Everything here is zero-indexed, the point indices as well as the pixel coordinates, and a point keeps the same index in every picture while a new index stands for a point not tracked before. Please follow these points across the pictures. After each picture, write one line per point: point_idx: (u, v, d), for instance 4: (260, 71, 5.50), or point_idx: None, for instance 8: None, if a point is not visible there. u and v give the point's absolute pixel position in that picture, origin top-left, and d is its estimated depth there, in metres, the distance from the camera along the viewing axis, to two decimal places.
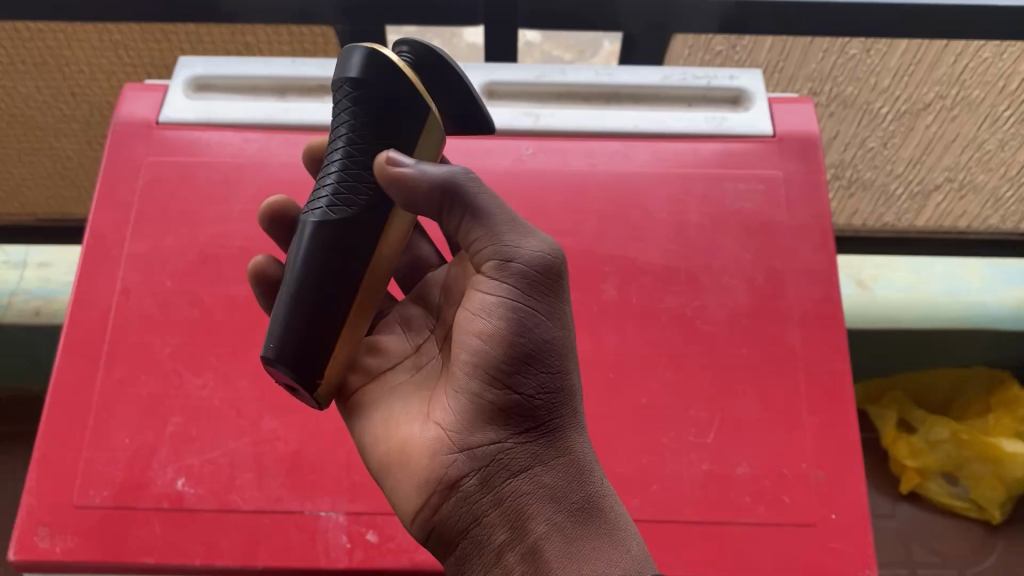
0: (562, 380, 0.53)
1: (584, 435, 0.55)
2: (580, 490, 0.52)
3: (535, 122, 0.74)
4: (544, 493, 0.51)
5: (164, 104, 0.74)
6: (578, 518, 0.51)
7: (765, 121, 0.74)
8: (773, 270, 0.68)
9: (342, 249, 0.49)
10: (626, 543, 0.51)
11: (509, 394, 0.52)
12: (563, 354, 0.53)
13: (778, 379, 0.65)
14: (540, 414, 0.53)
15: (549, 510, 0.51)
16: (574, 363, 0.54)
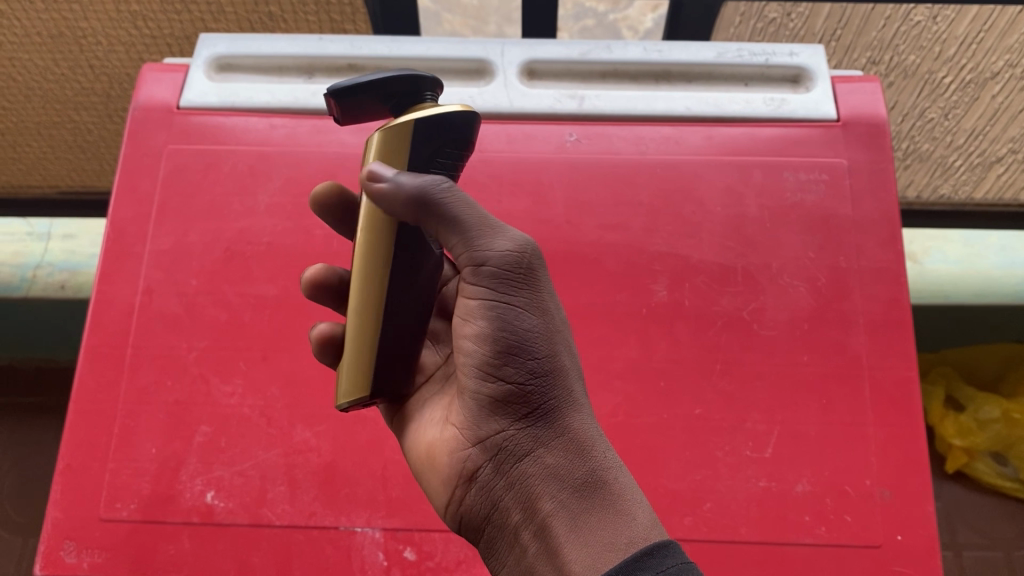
0: (551, 358, 0.47)
1: (589, 412, 0.49)
2: (581, 465, 0.46)
3: (580, 105, 0.69)
4: (545, 472, 0.46)
5: (185, 86, 0.70)
6: (584, 493, 0.45)
7: (829, 104, 0.68)
8: (837, 269, 0.64)
9: (407, 282, 0.48)
10: (634, 512, 0.44)
11: (497, 386, 0.47)
12: (546, 334, 0.48)
13: (840, 389, 0.61)
14: (533, 399, 0.47)
15: (552, 488, 0.45)
16: (562, 341, 0.49)
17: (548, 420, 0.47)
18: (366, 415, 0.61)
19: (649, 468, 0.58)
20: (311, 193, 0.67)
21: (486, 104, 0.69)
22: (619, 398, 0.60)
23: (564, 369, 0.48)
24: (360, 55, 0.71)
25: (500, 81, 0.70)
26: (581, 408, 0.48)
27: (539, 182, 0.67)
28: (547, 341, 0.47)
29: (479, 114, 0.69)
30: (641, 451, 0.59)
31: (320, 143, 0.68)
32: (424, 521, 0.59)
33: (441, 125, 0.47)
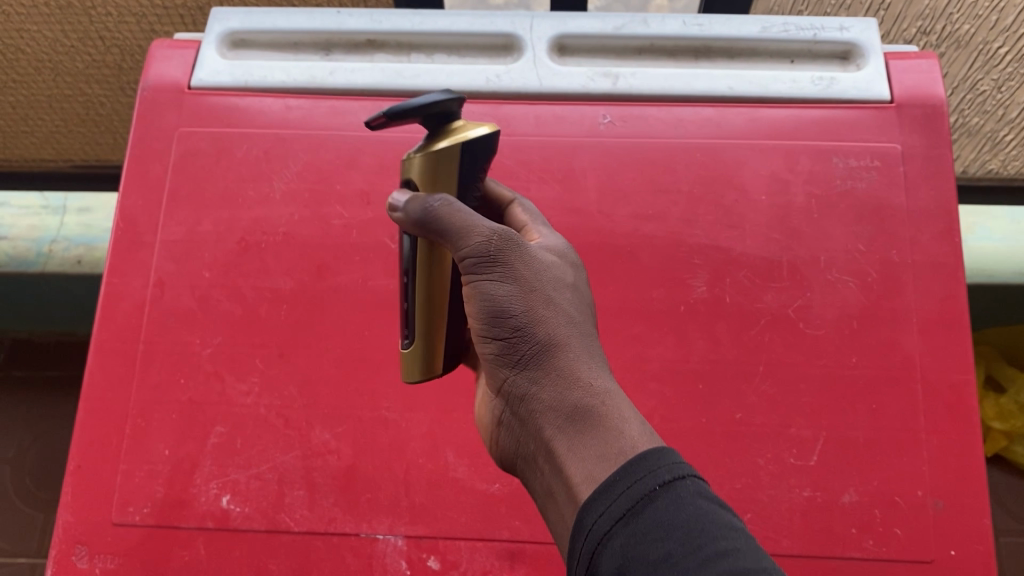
0: (529, 304, 0.43)
1: (590, 336, 0.44)
2: (571, 392, 0.42)
3: (614, 84, 0.65)
4: (544, 411, 0.42)
5: (197, 65, 0.66)
6: (577, 420, 0.41)
7: (882, 84, 0.64)
8: (889, 263, 0.59)
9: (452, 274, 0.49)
10: (623, 428, 0.40)
11: (492, 345, 0.45)
12: (522, 282, 0.44)
13: (892, 393, 0.57)
14: (518, 350, 0.43)
15: (550, 423, 0.42)
16: (544, 283, 0.44)
17: (535, 364, 0.43)
18: (387, 417, 0.58)
19: None
20: (329, 179, 0.63)
21: (512, 83, 0.65)
22: (655, 401, 0.57)
23: (549, 305, 0.44)
24: (381, 30, 0.67)
25: (529, 59, 0.66)
26: (574, 335, 0.43)
27: (570, 169, 0.63)
28: (524, 293, 0.44)
29: (507, 94, 0.65)
30: None
31: (338, 126, 0.64)
32: (449, 528, 0.55)
33: (472, 154, 0.46)
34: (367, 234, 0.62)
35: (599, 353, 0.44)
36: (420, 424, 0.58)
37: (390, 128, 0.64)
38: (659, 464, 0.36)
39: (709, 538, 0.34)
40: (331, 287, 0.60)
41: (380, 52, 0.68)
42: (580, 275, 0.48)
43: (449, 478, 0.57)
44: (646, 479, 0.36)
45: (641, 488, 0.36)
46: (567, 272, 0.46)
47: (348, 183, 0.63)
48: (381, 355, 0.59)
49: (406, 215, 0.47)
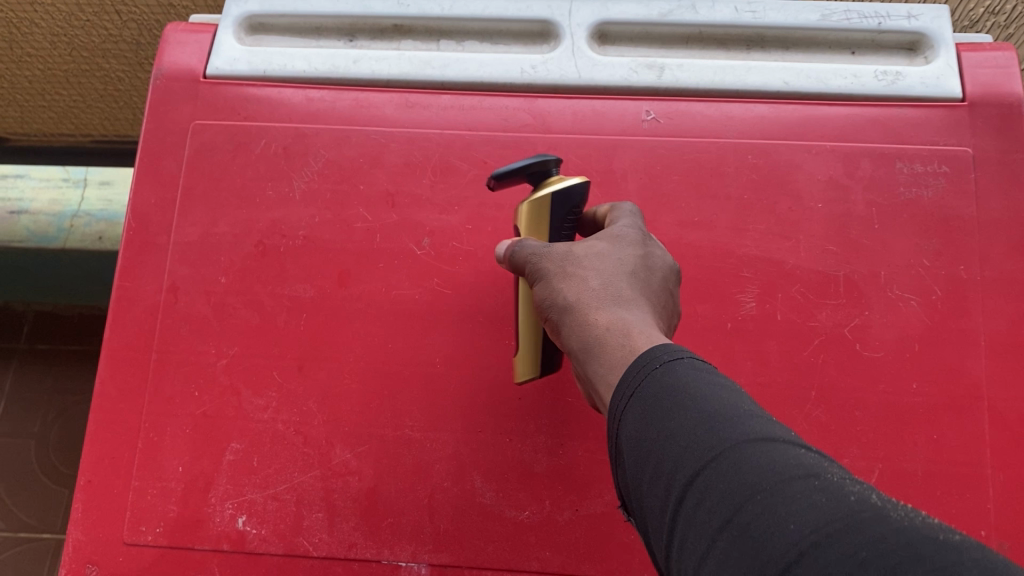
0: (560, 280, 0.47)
1: (614, 284, 0.46)
2: (587, 333, 0.44)
3: (658, 77, 0.60)
4: (582, 359, 0.45)
5: (213, 51, 0.62)
6: (600, 350, 0.43)
7: (954, 79, 0.58)
8: (956, 280, 0.55)
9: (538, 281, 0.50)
10: (633, 341, 0.41)
11: (551, 326, 0.48)
12: (546, 267, 0.48)
13: (956, 422, 0.52)
14: (561, 323, 0.47)
15: (587, 367, 0.44)
16: (575, 259, 0.47)
17: (569, 327, 0.46)
18: (411, 437, 0.54)
19: None
20: (352, 179, 0.59)
21: (549, 75, 0.60)
22: None
23: (572, 273, 0.47)
24: (407, 14, 0.63)
25: (566, 48, 0.61)
26: (592, 287, 0.46)
27: (611, 170, 0.58)
28: (547, 275, 0.48)
29: (544, 87, 0.60)
30: None
31: (362, 120, 0.60)
32: (475, 558, 0.52)
33: (560, 202, 0.50)
34: (392, 239, 0.58)
35: (627, 294, 0.45)
36: (445, 445, 0.54)
37: (418, 124, 0.60)
38: (656, 357, 0.39)
39: (695, 388, 0.36)
40: (353, 295, 0.57)
41: (407, 38, 0.64)
42: (629, 240, 0.49)
43: (476, 504, 0.53)
44: (639, 370, 0.39)
45: (645, 378, 0.38)
46: (603, 242, 0.48)
47: (372, 183, 0.59)
48: (405, 370, 0.55)
49: (502, 261, 0.52)
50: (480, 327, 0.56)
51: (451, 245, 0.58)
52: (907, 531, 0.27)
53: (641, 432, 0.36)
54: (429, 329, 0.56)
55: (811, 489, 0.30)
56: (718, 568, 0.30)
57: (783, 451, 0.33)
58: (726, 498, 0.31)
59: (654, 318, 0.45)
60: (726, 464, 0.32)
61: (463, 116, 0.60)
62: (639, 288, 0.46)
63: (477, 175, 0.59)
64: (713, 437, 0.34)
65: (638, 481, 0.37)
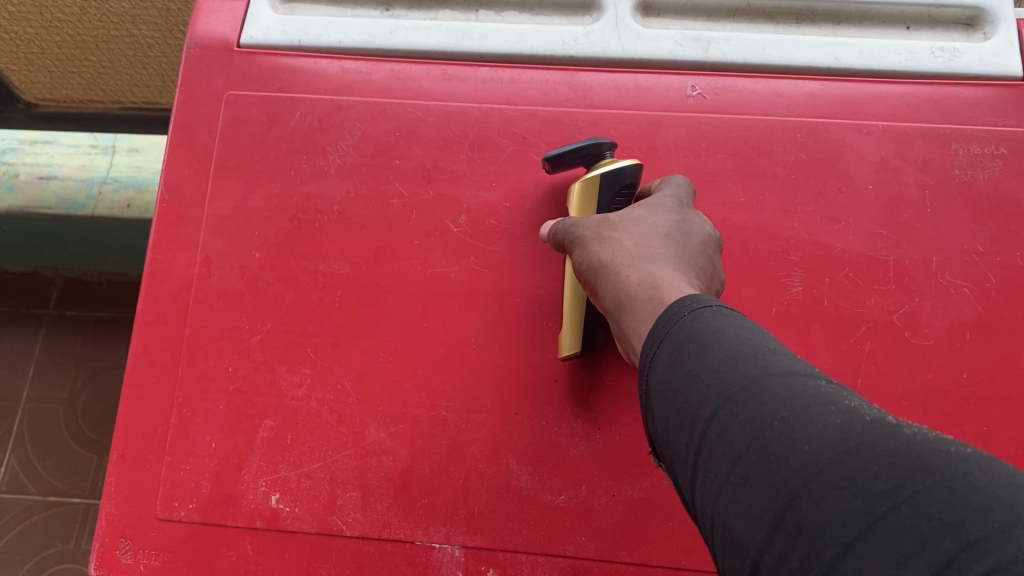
0: (593, 246, 0.48)
1: (646, 244, 0.47)
2: (617, 290, 0.45)
3: (705, 52, 0.58)
4: (613, 317, 0.46)
5: (246, 20, 0.61)
6: (628, 305, 0.44)
7: (1013, 56, 0.56)
8: (1012, 267, 0.53)
9: None
10: (661, 296, 0.42)
11: (587, 289, 0.49)
12: (581, 234, 0.50)
13: (1007, 414, 0.51)
14: (595, 285, 0.48)
15: (618, 324, 0.45)
16: (610, 228, 0.49)
17: (602, 287, 0.47)
18: (446, 417, 0.53)
19: None
20: (388, 153, 0.58)
21: (592, 48, 0.59)
22: None
23: (605, 239, 0.48)
24: None
25: (610, 20, 0.59)
26: (624, 249, 0.47)
27: (654, 148, 0.57)
28: (582, 240, 0.49)
29: (586, 60, 0.59)
30: None
31: (399, 93, 0.59)
32: (510, 540, 0.51)
33: (609, 183, 0.52)
34: (428, 216, 0.57)
35: (659, 253, 0.46)
36: (480, 427, 0.53)
37: (456, 98, 0.59)
38: (682, 306, 0.40)
39: (715, 326, 0.37)
40: (388, 272, 0.56)
41: (445, 8, 0.62)
42: (664, 207, 0.49)
43: (511, 486, 0.52)
44: (668, 318, 0.39)
45: (671, 324, 0.39)
46: (638, 210, 0.50)
47: (408, 157, 0.58)
48: (440, 350, 0.54)
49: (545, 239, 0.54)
50: (517, 306, 0.55)
51: (488, 223, 0.56)
52: (918, 444, 0.29)
53: (666, 371, 0.37)
54: (464, 308, 0.55)
55: (827, 412, 0.32)
56: (741, 492, 0.32)
57: (800, 379, 0.34)
58: (746, 424, 0.33)
59: (685, 274, 0.45)
60: (745, 394, 0.34)
61: (502, 89, 0.59)
62: (672, 248, 0.47)
63: (516, 152, 0.57)
64: (733, 369, 0.35)
65: (660, 418, 0.38)
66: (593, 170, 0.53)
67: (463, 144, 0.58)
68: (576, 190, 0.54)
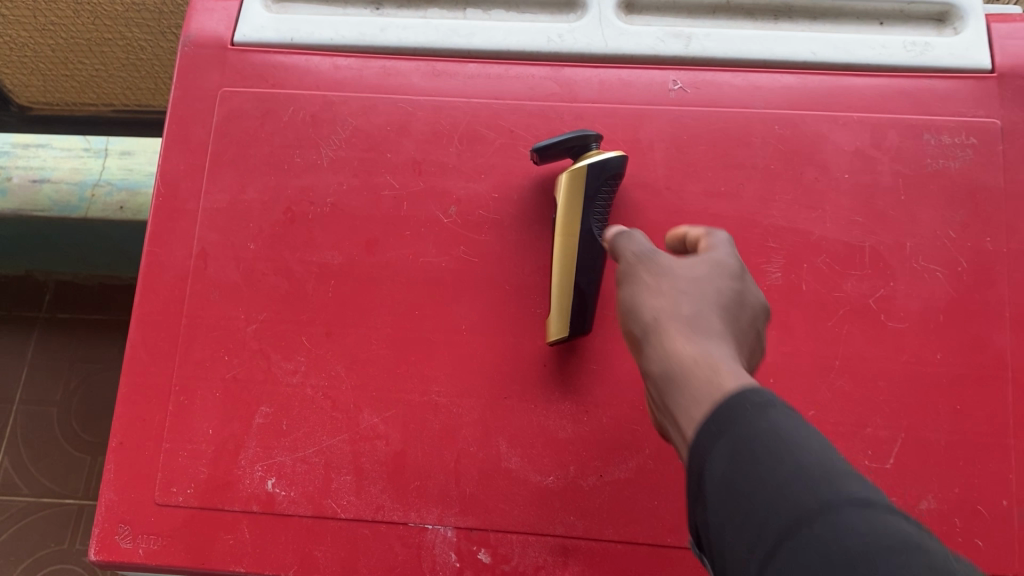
0: (651, 301, 0.46)
1: (704, 312, 0.44)
2: (668, 358, 0.43)
3: (686, 47, 0.60)
4: (658, 380, 0.43)
5: (240, 19, 0.62)
6: (681, 374, 0.41)
7: (983, 50, 0.58)
8: (983, 252, 0.55)
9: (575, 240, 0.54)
10: (722, 375, 0.40)
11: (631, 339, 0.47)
12: (640, 281, 0.47)
13: (979, 393, 0.53)
14: (644, 342, 0.45)
15: (665, 392, 0.42)
16: (671, 282, 0.46)
17: (651, 348, 0.44)
18: (438, 402, 0.55)
19: None
20: (380, 146, 0.59)
21: (576, 44, 0.60)
22: None
23: (663, 294, 0.46)
24: None
25: (593, 17, 0.61)
26: (681, 310, 0.44)
27: (638, 140, 0.58)
28: (641, 287, 0.47)
29: (571, 56, 0.60)
30: None
31: (388, 88, 0.61)
32: (502, 521, 0.53)
33: (595, 173, 0.54)
34: (419, 207, 0.58)
35: (716, 326, 0.43)
36: (472, 411, 0.55)
37: (445, 92, 0.60)
38: (754, 402, 0.37)
39: (791, 441, 0.35)
40: (381, 262, 0.57)
41: (434, 6, 0.64)
42: (725, 275, 0.47)
43: (502, 468, 0.54)
44: (731, 412, 0.37)
45: (741, 419, 0.36)
46: (700, 270, 0.47)
47: (399, 150, 0.59)
48: (431, 337, 0.56)
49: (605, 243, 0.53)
50: (507, 294, 0.57)
51: (477, 213, 0.58)
52: None
53: (727, 472, 0.35)
54: (455, 296, 0.57)
55: (914, 560, 0.29)
56: None
57: (886, 518, 0.31)
58: (823, 554, 0.31)
59: (738, 353, 0.43)
60: (824, 521, 0.31)
61: (490, 84, 0.60)
62: (730, 324, 0.44)
63: (504, 144, 0.59)
64: (813, 492, 0.33)
65: (713, 514, 0.35)
66: (580, 161, 0.55)
67: (453, 137, 0.59)
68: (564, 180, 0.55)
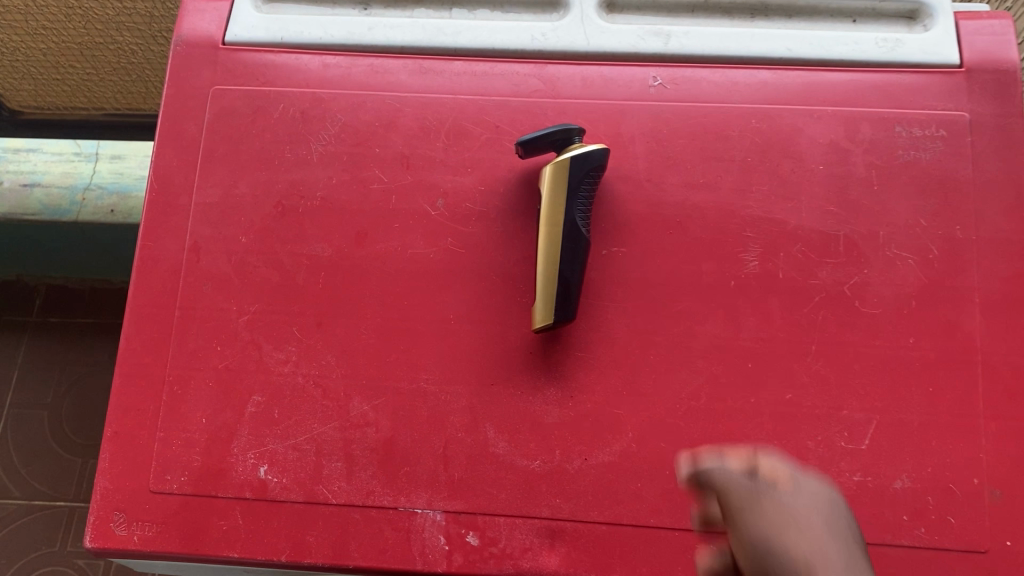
0: (782, 520, 0.37)
1: (846, 554, 0.37)
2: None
3: (665, 44, 0.62)
4: None
5: (231, 20, 0.64)
6: None
7: (951, 46, 0.60)
8: (953, 240, 0.57)
9: (562, 237, 0.55)
10: None
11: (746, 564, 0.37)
12: (760, 507, 0.39)
13: (950, 375, 0.55)
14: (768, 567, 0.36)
15: None
16: (796, 514, 0.38)
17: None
18: (427, 389, 0.56)
19: None
20: (368, 142, 0.61)
21: (559, 42, 0.62)
22: (702, 379, 0.56)
23: (794, 527, 0.38)
24: None
25: (576, 16, 0.63)
26: (817, 530, 0.37)
27: (619, 134, 0.60)
28: (761, 515, 0.38)
29: (554, 54, 0.62)
30: (723, 437, 0.54)
31: (376, 86, 0.62)
32: (489, 504, 0.54)
33: (578, 166, 0.56)
34: (406, 200, 0.60)
35: (859, 569, 0.37)
36: (459, 397, 0.56)
37: (432, 89, 0.62)
38: None
39: None
40: (369, 253, 0.59)
41: (421, 6, 0.65)
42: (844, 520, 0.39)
43: (489, 453, 0.55)
44: None
45: None
46: (827, 502, 0.39)
47: (387, 145, 0.61)
48: (420, 326, 0.57)
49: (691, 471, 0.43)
50: (493, 283, 0.58)
51: (464, 206, 0.60)
52: None
53: None
54: (443, 286, 0.58)
55: None
56: None
57: None
58: None
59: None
60: None
61: (475, 81, 0.62)
62: (866, 556, 0.38)
63: (490, 139, 0.61)
64: None
65: None
66: (565, 153, 0.56)
67: (440, 132, 0.61)
68: (548, 172, 0.57)
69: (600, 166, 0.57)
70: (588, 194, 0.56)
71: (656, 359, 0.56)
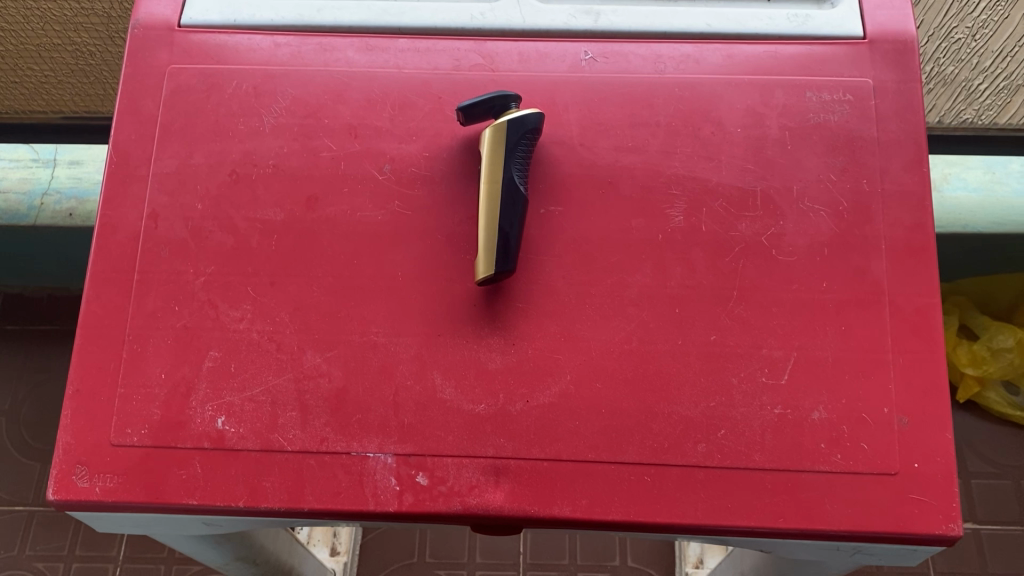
0: None
1: None
2: None
3: (595, 22, 0.66)
4: None
5: (186, 4, 0.68)
6: None
7: (855, 21, 0.66)
8: (860, 193, 0.62)
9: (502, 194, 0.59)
10: None
11: None
12: None
13: (860, 316, 0.59)
14: None
15: None
16: None
17: None
18: (376, 341, 0.60)
19: (662, 394, 0.58)
20: (318, 114, 0.65)
21: (497, 21, 0.67)
22: (633, 324, 0.60)
23: None
24: None
25: None
26: None
27: (554, 103, 0.65)
28: None
29: (493, 32, 0.66)
30: (654, 376, 0.58)
31: (325, 63, 0.66)
32: (437, 446, 0.57)
33: (515, 128, 0.60)
34: (355, 166, 0.63)
35: None
36: (407, 348, 0.60)
37: (378, 65, 0.66)
38: None
39: None
40: (320, 217, 0.62)
41: None
42: None
43: (436, 399, 0.58)
44: None
45: None
46: None
47: (336, 116, 0.65)
48: (369, 283, 0.61)
49: None
50: (438, 242, 0.62)
51: (409, 170, 0.63)
52: None
53: None
54: (390, 245, 0.62)
55: None
56: None
57: None
58: None
59: None
60: None
61: (419, 58, 0.66)
62: None
63: (433, 110, 0.65)
64: None
65: None
66: (502, 117, 0.60)
67: (386, 104, 0.65)
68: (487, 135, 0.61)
69: (535, 129, 0.61)
70: (524, 155, 0.61)
71: (591, 307, 0.60)
